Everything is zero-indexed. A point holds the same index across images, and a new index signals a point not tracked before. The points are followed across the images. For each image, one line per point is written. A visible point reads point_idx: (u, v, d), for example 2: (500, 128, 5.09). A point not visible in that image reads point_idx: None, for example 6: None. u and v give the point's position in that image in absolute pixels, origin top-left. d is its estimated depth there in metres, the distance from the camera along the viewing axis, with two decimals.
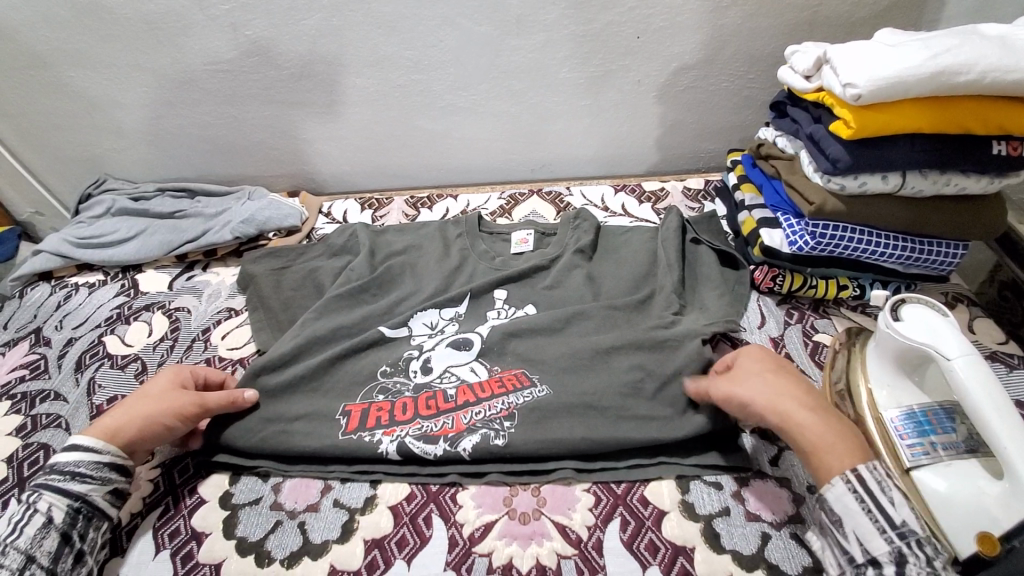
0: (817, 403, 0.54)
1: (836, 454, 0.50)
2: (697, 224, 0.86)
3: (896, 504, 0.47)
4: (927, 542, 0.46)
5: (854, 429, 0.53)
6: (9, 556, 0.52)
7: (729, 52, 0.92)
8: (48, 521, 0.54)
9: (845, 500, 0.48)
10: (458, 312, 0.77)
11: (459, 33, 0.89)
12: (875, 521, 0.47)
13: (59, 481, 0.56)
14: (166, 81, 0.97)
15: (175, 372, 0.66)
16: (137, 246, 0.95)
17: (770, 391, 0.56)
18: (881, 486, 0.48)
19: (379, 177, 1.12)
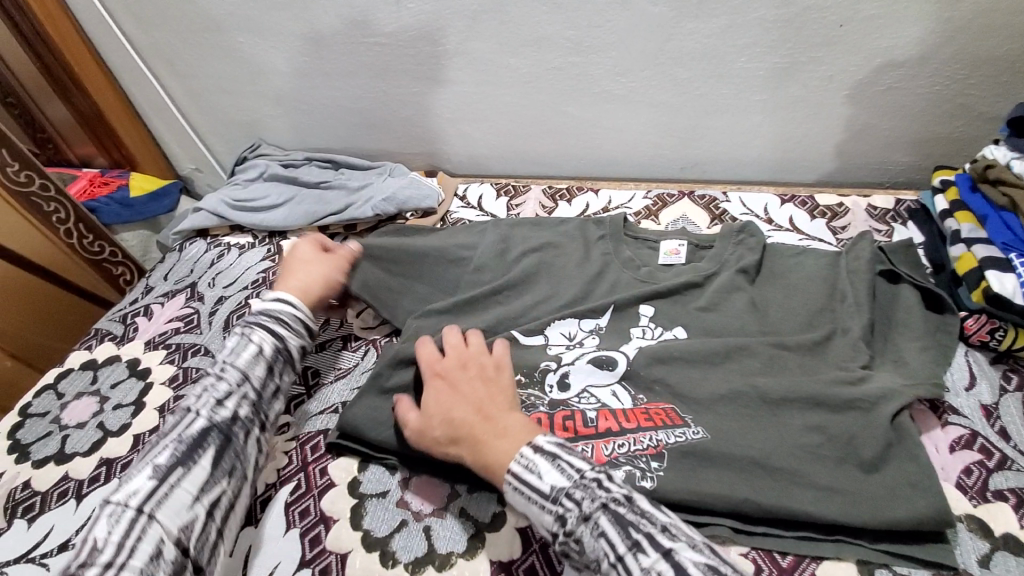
0: (447, 408, 0.57)
1: (503, 454, 0.53)
2: (893, 252, 0.73)
3: (542, 476, 0.50)
4: (576, 489, 0.49)
5: (504, 427, 0.55)
6: (227, 372, 0.61)
7: (957, 48, 0.76)
8: (258, 354, 0.64)
9: (513, 495, 0.51)
10: (599, 325, 0.71)
11: (630, 13, 0.81)
12: (532, 498, 0.50)
13: (269, 322, 0.67)
14: (326, 52, 0.98)
15: (314, 245, 0.78)
16: (284, 212, 0.98)
17: (449, 405, 0.57)
18: (528, 470, 0.51)
19: (516, 162, 1.07)
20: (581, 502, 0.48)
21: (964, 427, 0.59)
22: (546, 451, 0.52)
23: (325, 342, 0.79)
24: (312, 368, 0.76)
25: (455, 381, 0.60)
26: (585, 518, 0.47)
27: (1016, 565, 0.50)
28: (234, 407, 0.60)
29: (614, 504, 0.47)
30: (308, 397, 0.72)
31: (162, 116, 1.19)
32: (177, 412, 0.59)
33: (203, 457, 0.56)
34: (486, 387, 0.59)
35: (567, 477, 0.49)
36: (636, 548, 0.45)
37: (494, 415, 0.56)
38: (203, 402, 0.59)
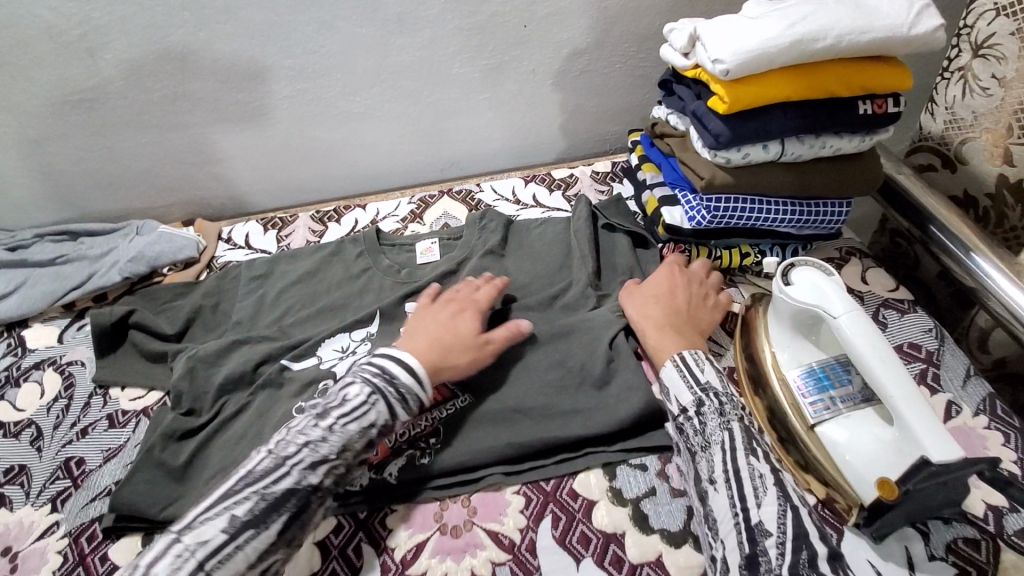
0: (677, 300, 0.69)
1: (675, 345, 0.64)
2: (605, 208, 0.87)
3: (704, 370, 0.59)
4: (724, 393, 0.58)
5: (688, 332, 0.66)
6: (334, 435, 0.55)
7: (617, 34, 0.93)
8: (368, 425, 0.56)
9: (669, 372, 0.61)
10: (369, 332, 0.76)
11: (340, 37, 0.86)
12: (685, 376, 0.59)
13: (395, 398, 0.58)
14: (27, 117, 0.89)
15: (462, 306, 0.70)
16: (16, 300, 0.87)
17: (653, 299, 0.69)
18: (696, 361, 0.61)
19: (282, 194, 1.06)
20: (723, 402, 0.57)
21: None
22: (714, 363, 0.62)
23: (87, 426, 0.73)
24: (75, 458, 0.69)
25: (699, 294, 0.72)
26: (721, 415, 0.56)
27: None
28: (324, 476, 0.54)
29: (747, 422, 0.56)
30: (75, 488, 0.67)
31: None
32: (269, 456, 0.54)
33: (276, 521, 0.51)
34: (683, 291, 0.71)
35: (722, 381, 0.59)
36: (752, 453, 0.53)
37: (686, 320, 0.68)
38: (299, 459, 0.54)
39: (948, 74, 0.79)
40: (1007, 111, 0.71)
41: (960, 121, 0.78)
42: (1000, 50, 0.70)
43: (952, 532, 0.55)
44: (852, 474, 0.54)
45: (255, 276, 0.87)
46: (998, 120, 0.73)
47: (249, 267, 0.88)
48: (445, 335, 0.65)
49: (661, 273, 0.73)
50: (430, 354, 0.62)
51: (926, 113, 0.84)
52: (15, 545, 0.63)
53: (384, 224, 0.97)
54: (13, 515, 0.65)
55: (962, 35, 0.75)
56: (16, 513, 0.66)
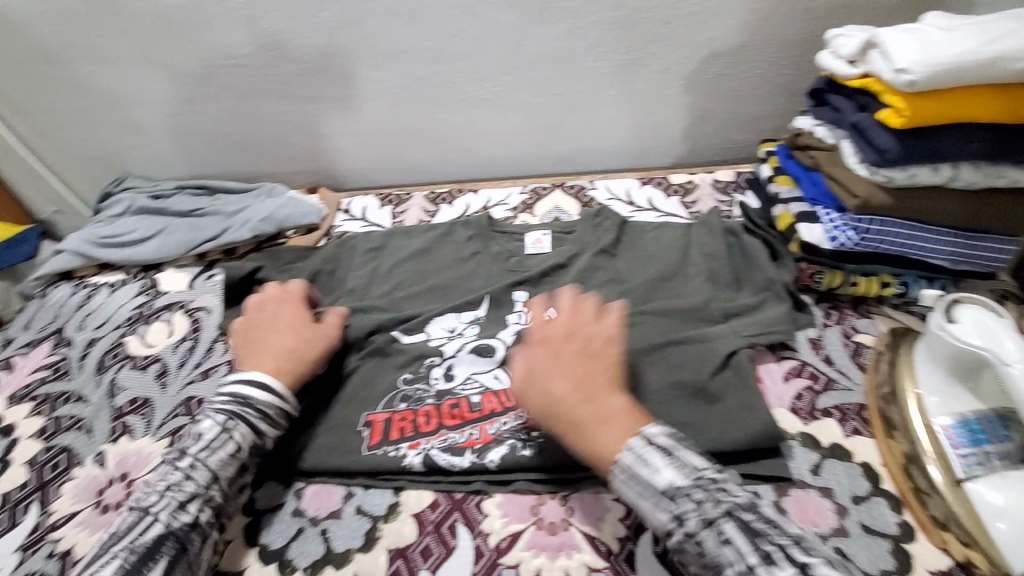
0: (588, 383, 0.56)
1: (614, 439, 0.52)
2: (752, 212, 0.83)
3: (656, 471, 0.49)
4: (697, 490, 0.47)
5: (605, 406, 0.54)
6: (198, 470, 0.55)
7: (763, 38, 0.88)
8: (232, 452, 0.57)
9: (620, 483, 0.50)
10: (477, 315, 0.77)
11: (480, 22, 0.87)
12: (645, 492, 0.49)
13: (255, 417, 0.59)
14: (185, 76, 0.96)
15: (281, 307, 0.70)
16: (156, 245, 0.94)
17: (547, 382, 0.56)
18: (642, 460, 0.50)
19: (398, 172, 1.09)
20: (703, 504, 0.46)
21: (795, 359, 0.68)
22: (659, 442, 0.51)
23: (207, 369, 0.77)
24: (196, 398, 0.74)
25: (586, 355, 0.58)
26: (709, 524, 0.45)
27: (838, 467, 0.58)
28: (198, 512, 0.53)
29: (739, 512, 0.46)
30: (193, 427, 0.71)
31: (9, 158, 1.11)
32: (131, 511, 0.52)
33: (154, 570, 0.49)
34: (586, 362, 0.57)
35: (685, 478, 0.48)
36: (769, 562, 0.43)
37: (593, 395, 0.55)
38: (164, 504, 0.52)
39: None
40: None
41: None
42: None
43: None
44: (1003, 541, 0.50)
45: (370, 248, 0.90)
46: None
47: (364, 239, 0.91)
48: (293, 340, 0.66)
49: (525, 351, 0.59)
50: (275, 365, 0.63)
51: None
52: (134, 471, 0.68)
53: (494, 212, 0.97)
54: (135, 443, 0.70)
55: None
56: (137, 442, 0.71)
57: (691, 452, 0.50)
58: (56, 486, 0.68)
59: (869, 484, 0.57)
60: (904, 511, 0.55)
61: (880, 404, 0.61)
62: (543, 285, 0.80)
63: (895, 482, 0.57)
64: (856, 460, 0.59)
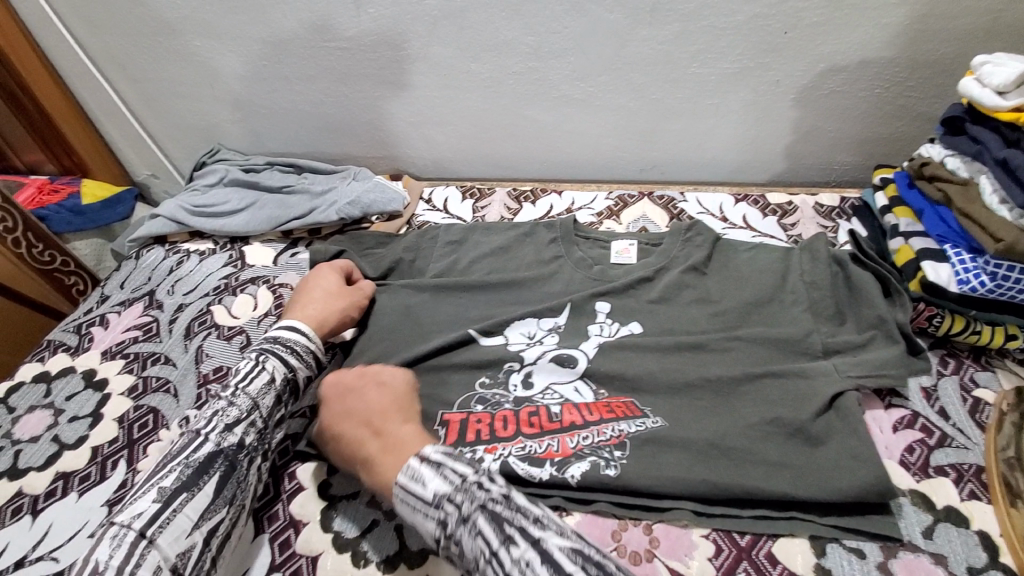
0: (344, 430, 0.59)
1: (391, 464, 0.54)
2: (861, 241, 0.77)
3: (426, 482, 0.51)
4: (458, 492, 0.50)
5: (389, 437, 0.57)
6: (240, 398, 0.59)
7: (890, 56, 0.82)
8: (270, 381, 0.62)
9: (400, 501, 0.52)
10: (558, 322, 0.75)
11: (587, 20, 0.84)
12: (418, 506, 0.51)
13: (286, 352, 0.65)
14: (286, 56, 0.98)
15: (337, 277, 0.77)
16: (246, 218, 0.96)
17: (347, 431, 0.59)
18: (411, 475, 0.52)
19: (480, 165, 1.08)
20: (461, 505, 0.49)
21: (906, 409, 0.63)
22: (431, 459, 0.53)
23: None
24: None
25: (358, 403, 0.61)
26: (463, 520, 0.49)
27: (953, 534, 0.54)
28: (241, 434, 0.58)
29: (493, 506, 0.49)
30: None
31: (115, 121, 1.16)
32: (185, 434, 0.57)
33: (208, 483, 0.54)
34: (347, 408, 0.61)
35: (449, 483, 0.51)
36: (509, 542, 0.46)
37: (385, 432, 0.57)
38: (212, 426, 0.57)
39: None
40: None
41: None
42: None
43: None
44: None
45: (452, 241, 0.89)
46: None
47: (446, 231, 0.90)
48: (334, 303, 0.73)
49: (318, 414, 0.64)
50: (315, 317, 0.71)
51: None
52: None
53: (578, 215, 0.95)
54: None
55: None
56: None
57: (453, 456, 0.53)
58: (143, 445, 0.70)
59: (988, 556, 0.52)
60: None
61: (1002, 469, 0.56)
62: (629, 298, 0.77)
63: (1013, 556, 0.52)
64: (974, 528, 0.54)
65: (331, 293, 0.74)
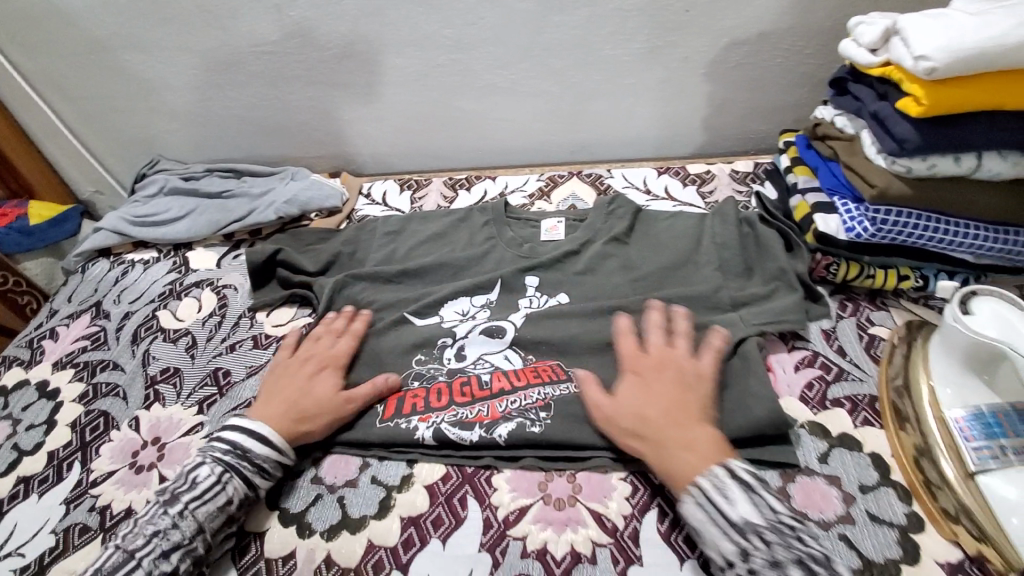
0: (657, 419, 0.56)
1: (687, 465, 0.53)
2: (768, 203, 0.83)
3: (734, 504, 0.49)
4: (768, 530, 0.48)
5: (692, 436, 0.54)
6: (186, 520, 0.55)
7: (785, 28, 0.87)
8: (222, 504, 0.57)
9: (692, 510, 0.51)
10: (489, 299, 0.79)
11: (500, 10, 0.88)
12: (717, 523, 0.49)
13: (250, 470, 0.59)
14: (216, 64, 0.99)
15: (330, 370, 0.69)
16: (187, 225, 0.97)
17: (639, 416, 0.57)
18: (720, 490, 0.50)
19: (417, 158, 1.11)
20: (773, 545, 0.47)
21: (807, 349, 0.68)
22: (740, 478, 0.51)
23: (234, 343, 0.81)
24: (223, 369, 0.78)
25: (686, 389, 0.58)
26: (776, 565, 0.46)
27: (847, 457, 0.58)
28: (178, 561, 0.53)
29: (812, 562, 0.46)
30: (220, 396, 0.75)
31: (53, 140, 1.16)
32: (118, 550, 0.53)
33: None
34: (683, 393, 0.58)
35: (762, 516, 0.49)
36: None
37: (682, 424, 0.55)
38: (150, 548, 0.53)
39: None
40: None
41: None
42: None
43: None
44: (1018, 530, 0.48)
45: (389, 231, 0.92)
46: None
47: (383, 222, 0.93)
48: (311, 397, 0.65)
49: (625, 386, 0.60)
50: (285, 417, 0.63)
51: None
52: (166, 436, 0.71)
53: (511, 198, 0.99)
54: (166, 410, 0.74)
55: None
56: (169, 409, 0.74)
57: (772, 493, 0.51)
58: (96, 446, 0.72)
59: (878, 474, 0.56)
60: (913, 502, 0.54)
61: (892, 398, 0.60)
62: (556, 271, 0.81)
63: (903, 472, 0.56)
64: (865, 450, 0.58)
65: (321, 387, 0.66)
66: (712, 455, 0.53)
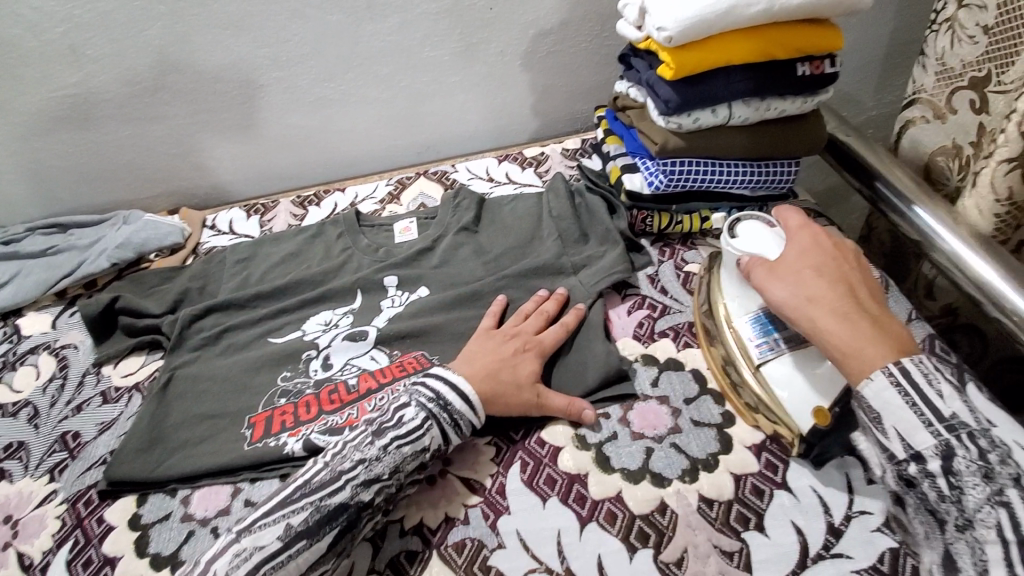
0: (848, 287, 0.55)
1: (875, 343, 0.51)
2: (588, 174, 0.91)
3: (945, 398, 0.48)
4: (981, 434, 0.47)
5: (877, 315, 0.54)
6: (389, 455, 0.56)
7: (580, 14, 0.96)
8: (421, 448, 0.58)
9: (883, 391, 0.49)
10: (351, 307, 0.80)
11: (313, 25, 0.90)
12: (922, 413, 0.48)
13: (449, 424, 0.59)
14: (13, 114, 0.92)
15: (542, 351, 0.66)
16: (10, 290, 0.89)
17: (809, 278, 0.56)
18: (927, 379, 0.48)
19: (262, 182, 1.08)
20: (986, 450, 0.46)
21: (636, 295, 0.77)
22: (949, 378, 0.49)
23: (82, 403, 0.76)
24: (71, 432, 0.73)
25: (864, 267, 0.59)
26: (989, 479, 0.45)
27: (673, 378, 0.68)
28: (376, 493, 0.55)
29: None
30: (72, 459, 0.70)
31: None
32: (326, 468, 0.55)
33: (328, 534, 0.52)
34: (862, 269, 0.59)
35: (973, 418, 0.47)
36: None
37: (860, 299, 0.55)
38: (355, 473, 0.55)
39: (936, 26, 0.78)
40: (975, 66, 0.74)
41: (951, 72, 0.77)
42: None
43: None
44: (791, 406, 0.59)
45: (240, 259, 0.90)
46: (986, 65, 0.72)
47: (232, 251, 0.91)
48: (506, 372, 0.63)
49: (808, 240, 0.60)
50: (486, 385, 0.62)
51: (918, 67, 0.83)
52: (17, 512, 0.66)
53: (363, 206, 1.00)
54: (13, 486, 0.69)
55: None
56: (16, 484, 0.69)
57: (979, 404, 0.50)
58: None
59: (698, 386, 0.67)
60: (725, 403, 0.65)
61: (702, 318, 0.70)
62: (411, 267, 0.84)
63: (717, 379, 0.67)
64: (687, 368, 0.69)
65: (526, 370, 0.64)
66: (901, 339, 0.52)
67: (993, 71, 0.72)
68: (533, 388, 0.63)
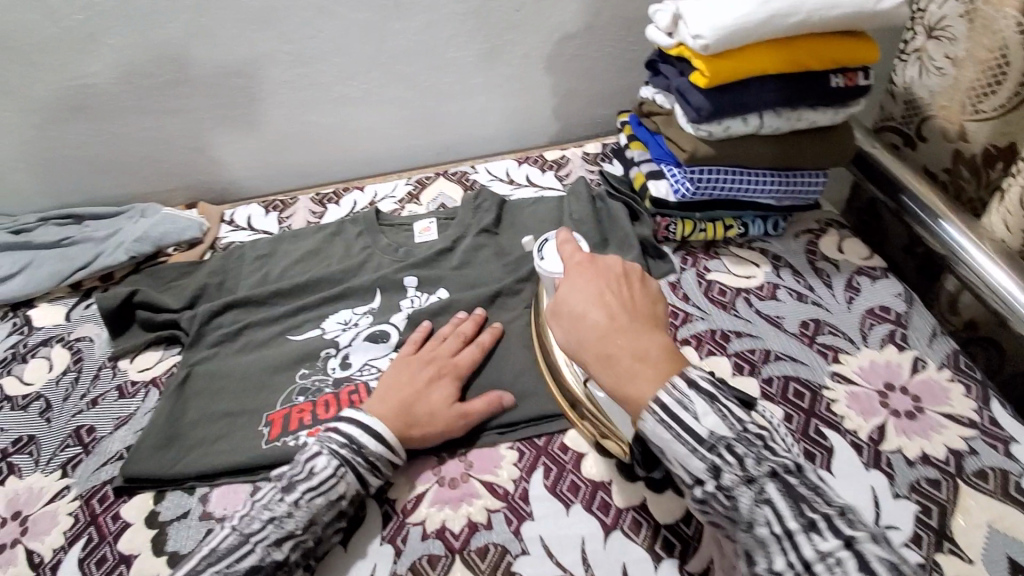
0: (614, 320, 0.52)
1: (640, 379, 0.49)
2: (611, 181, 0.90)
3: (701, 418, 0.45)
4: (738, 441, 0.44)
5: (643, 344, 0.51)
6: (300, 509, 0.53)
7: (605, 18, 0.96)
8: (337, 497, 0.55)
9: (655, 430, 0.46)
10: (370, 307, 0.79)
11: (337, 22, 0.89)
12: (681, 437, 0.45)
13: (365, 467, 0.57)
14: (31, 103, 0.91)
15: (456, 373, 0.65)
16: (23, 281, 0.89)
17: (576, 317, 0.54)
18: (682, 403, 0.46)
19: (280, 178, 1.08)
20: (745, 459, 0.44)
21: None
22: (703, 388, 0.46)
23: (96, 397, 0.75)
24: (85, 427, 0.72)
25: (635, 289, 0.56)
26: (750, 481, 0.43)
27: None
28: (290, 550, 0.52)
29: (786, 476, 0.44)
30: (86, 454, 0.70)
31: None
32: (233, 532, 0.51)
33: None
34: (633, 293, 0.56)
35: (729, 427, 0.45)
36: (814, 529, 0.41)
37: (625, 328, 0.52)
38: (263, 534, 0.51)
39: (904, 57, 0.84)
40: (961, 91, 0.77)
41: (918, 100, 0.83)
42: (952, 31, 0.76)
43: (916, 474, 0.60)
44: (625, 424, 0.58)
45: (258, 255, 0.89)
46: (962, 95, 0.77)
47: (251, 248, 0.90)
48: (420, 402, 0.61)
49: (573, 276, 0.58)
50: (400, 420, 0.60)
51: (885, 94, 0.89)
52: (28, 507, 0.66)
53: (382, 205, 1.00)
54: (24, 481, 0.68)
55: (916, 18, 0.80)
56: (27, 479, 0.68)
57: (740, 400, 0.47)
58: None
59: None
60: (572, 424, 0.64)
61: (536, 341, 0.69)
62: (431, 268, 0.84)
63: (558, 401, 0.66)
64: None
65: (441, 396, 0.62)
66: (666, 363, 0.50)
67: (968, 101, 0.76)
68: (452, 412, 0.62)
